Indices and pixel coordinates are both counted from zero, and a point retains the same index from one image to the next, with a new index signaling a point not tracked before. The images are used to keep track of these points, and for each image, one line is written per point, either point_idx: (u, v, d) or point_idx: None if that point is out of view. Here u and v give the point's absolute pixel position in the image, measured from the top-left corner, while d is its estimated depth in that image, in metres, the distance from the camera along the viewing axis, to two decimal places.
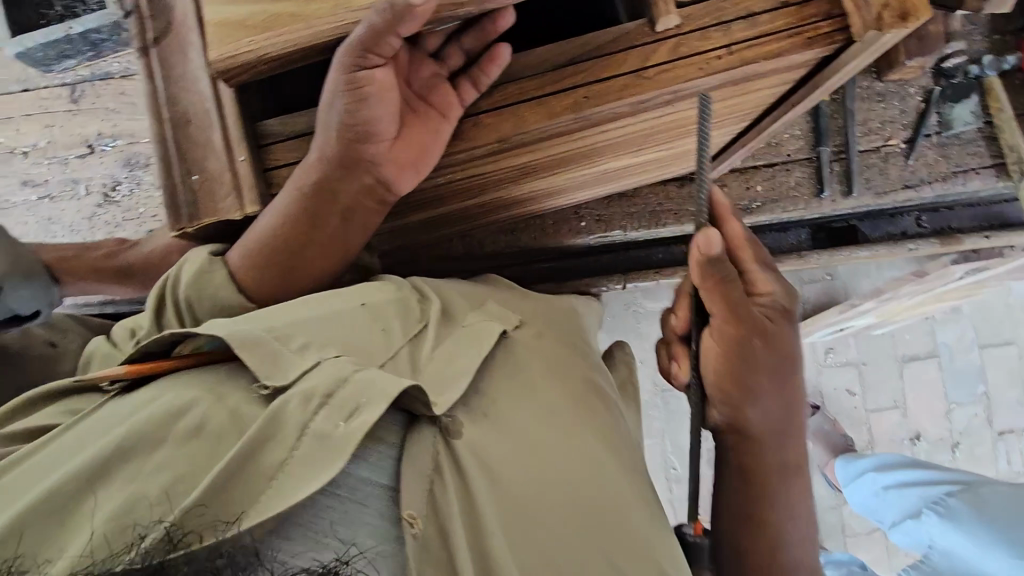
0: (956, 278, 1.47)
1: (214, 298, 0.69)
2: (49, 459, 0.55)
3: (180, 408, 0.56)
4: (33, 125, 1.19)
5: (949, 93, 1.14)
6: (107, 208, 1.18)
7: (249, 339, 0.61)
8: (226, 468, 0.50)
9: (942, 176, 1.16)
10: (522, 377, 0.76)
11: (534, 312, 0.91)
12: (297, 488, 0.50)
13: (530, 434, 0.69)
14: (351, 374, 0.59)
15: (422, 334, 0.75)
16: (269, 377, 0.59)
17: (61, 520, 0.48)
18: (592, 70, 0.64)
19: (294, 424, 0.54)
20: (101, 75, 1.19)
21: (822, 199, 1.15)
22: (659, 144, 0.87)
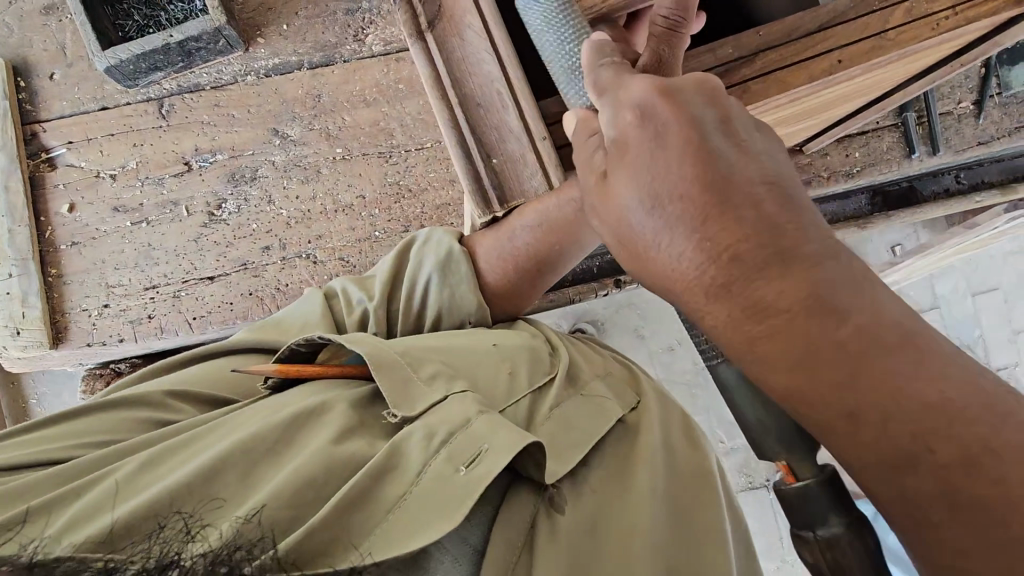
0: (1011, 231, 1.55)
1: (454, 292, 0.75)
2: (184, 453, 0.59)
3: (320, 407, 0.63)
4: (119, 146, 1.10)
5: (1006, 57, 1.20)
6: (213, 227, 1.09)
7: (385, 361, 0.66)
8: (351, 495, 0.54)
9: (1009, 133, 1.23)
10: (643, 459, 0.67)
11: (642, 381, 0.81)
12: (412, 531, 0.52)
13: (628, 514, 0.63)
14: (472, 416, 0.61)
15: (547, 388, 0.72)
16: (397, 406, 0.62)
17: (207, 495, 0.54)
18: (842, 35, 0.67)
19: (417, 459, 0.57)
20: (190, 87, 1.11)
21: (912, 160, 1.24)
22: (811, 116, 0.88)
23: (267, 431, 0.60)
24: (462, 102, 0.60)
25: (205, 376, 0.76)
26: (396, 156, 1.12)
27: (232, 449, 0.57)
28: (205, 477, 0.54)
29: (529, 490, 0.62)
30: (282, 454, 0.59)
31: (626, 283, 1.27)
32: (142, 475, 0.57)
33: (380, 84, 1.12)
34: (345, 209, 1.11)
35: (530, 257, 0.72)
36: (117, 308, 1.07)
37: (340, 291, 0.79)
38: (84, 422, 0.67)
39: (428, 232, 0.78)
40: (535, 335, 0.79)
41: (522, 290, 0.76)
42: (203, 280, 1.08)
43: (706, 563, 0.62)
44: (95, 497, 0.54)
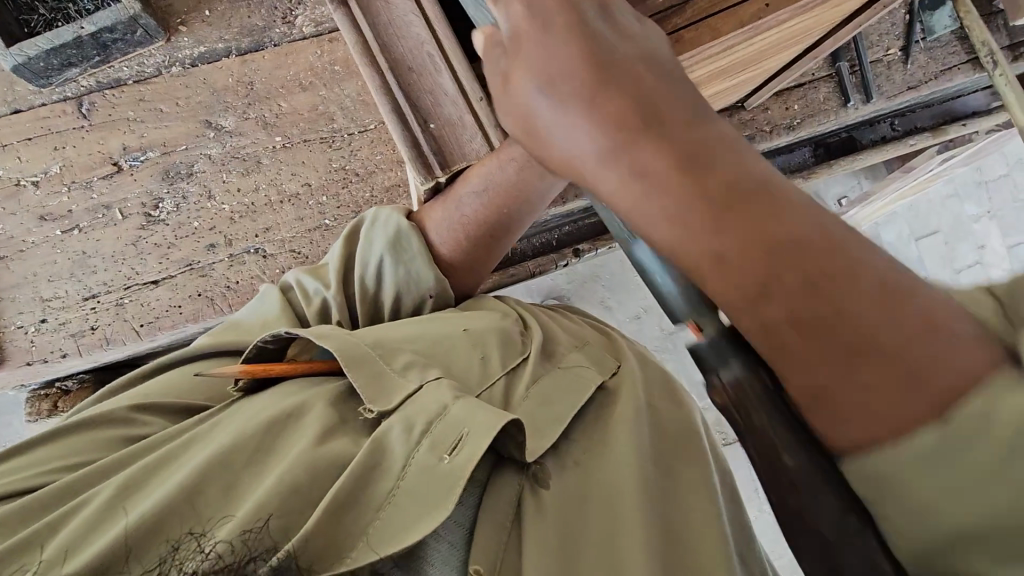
0: (947, 170, 1.62)
1: (409, 268, 0.71)
2: (157, 471, 0.56)
3: (292, 410, 0.60)
4: (39, 150, 1.03)
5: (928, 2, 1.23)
6: (152, 229, 1.04)
7: (353, 356, 0.63)
8: (338, 498, 0.52)
9: (935, 77, 1.27)
10: (621, 421, 0.66)
11: (618, 343, 0.79)
12: (405, 528, 0.51)
13: (611, 476, 0.62)
14: (449, 403, 0.59)
15: (520, 369, 0.70)
16: (373, 401, 0.60)
17: (188, 510, 0.51)
18: None
19: (400, 452, 0.56)
20: (110, 83, 1.05)
21: (848, 108, 1.27)
22: (747, 67, 0.89)
23: (241, 442, 0.56)
24: (394, 65, 0.59)
25: (167, 387, 0.69)
26: (339, 140, 1.09)
27: (204, 465, 0.54)
28: (185, 491, 0.51)
29: (513, 469, 0.61)
30: (260, 459, 0.56)
31: (585, 252, 1.28)
32: (118, 503, 0.52)
33: (314, 66, 1.09)
34: (292, 198, 1.07)
35: (484, 222, 0.70)
36: (56, 321, 1.01)
37: (295, 284, 0.76)
38: (42, 451, 0.60)
39: (374, 209, 0.74)
40: (506, 318, 0.76)
41: (479, 259, 0.74)
42: (147, 285, 1.03)
43: (692, 509, 0.63)
44: (78, 525, 0.50)
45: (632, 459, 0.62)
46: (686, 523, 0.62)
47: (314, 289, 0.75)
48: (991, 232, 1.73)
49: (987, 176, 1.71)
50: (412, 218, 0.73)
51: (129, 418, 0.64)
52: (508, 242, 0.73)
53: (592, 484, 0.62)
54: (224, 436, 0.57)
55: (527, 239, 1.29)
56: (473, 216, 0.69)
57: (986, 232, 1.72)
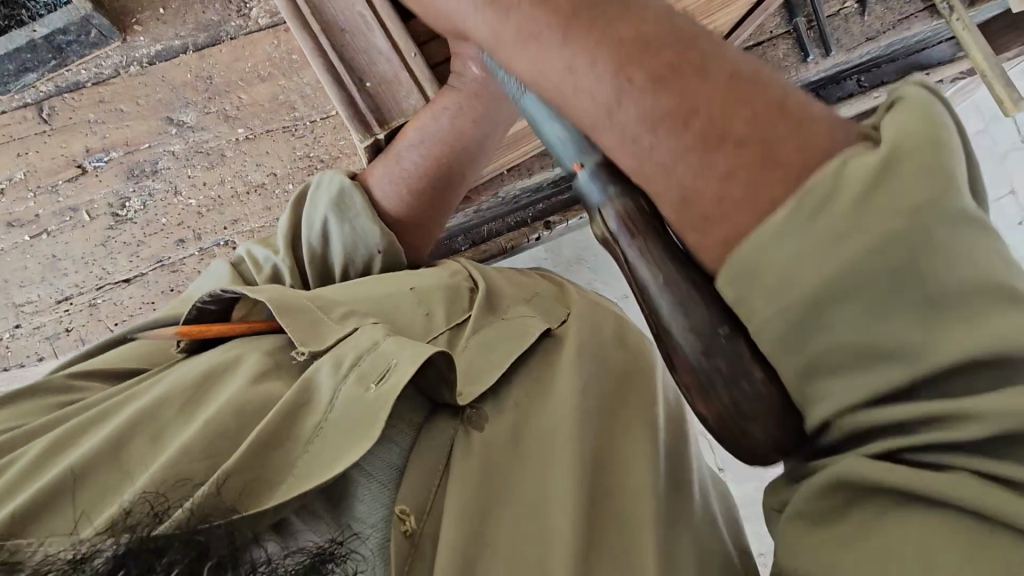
0: None
1: (355, 224, 0.71)
2: (87, 426, 0.56)
3: (226, 369, 0.62)
4: (3, 157, 1.04)
5: None
6: (120, 228, 1.05)
7: (290, 307, 0.65)
8: (262, 439, 0.52)
9: (892, 26, 1.27)
10: (566, 361, 0.66)
11: (568, 291, 0.79)
12: (326, 460, 0.51)
13: (549, 414, 0.62)
14: (380, 340, 0.60)
15: (463, 323, 0.71)
16: (304, 343, 0.62)
17: (116, 464, 0.51)
18: None
19: (327, 389, 0.57)
20: (69, 86, 1.05)
21: (809, 63, 1.28)
22: (695, 23, 0.89)
23: (175, 394, 0.58)
24: (326, 27, 0.64)
25: (119, 356, 0.72)
26: (301, 128, 1.09)
27: (137, 418, 0.55)
28: (115, 441, 0.53)
29: (448, 414, 0.63)
30: (192, 409, 0.57)
31: (556, 224, 1.29)
32: (40, 464, 0.52)
33: (271, 57, 1.09)
34: (258, 189, 1.08)
35: (429, 176, 0.70)
36: (31, 325, 1.02)
37: (246, 254, 0.77)
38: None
39: (310, 183, 0.75)
40: (453, 275, 0.77)
41: (425, 213, 0.73)
42: (119, 283, 1.04)
43: (632, 440, 0.62)
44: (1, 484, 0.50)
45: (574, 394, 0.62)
46: (624, 456, 0.61)
47: (264, 256, 0.76)
48: None
49: None
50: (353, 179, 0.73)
51: (73, 386, 0.66)
52: (455, 195, 0.73)
53: (532, 422, 0.62)
54: (151, 395, 0.58)
55: (501, 218, 1.30)
56: (416, 171, 0.70)
57: None
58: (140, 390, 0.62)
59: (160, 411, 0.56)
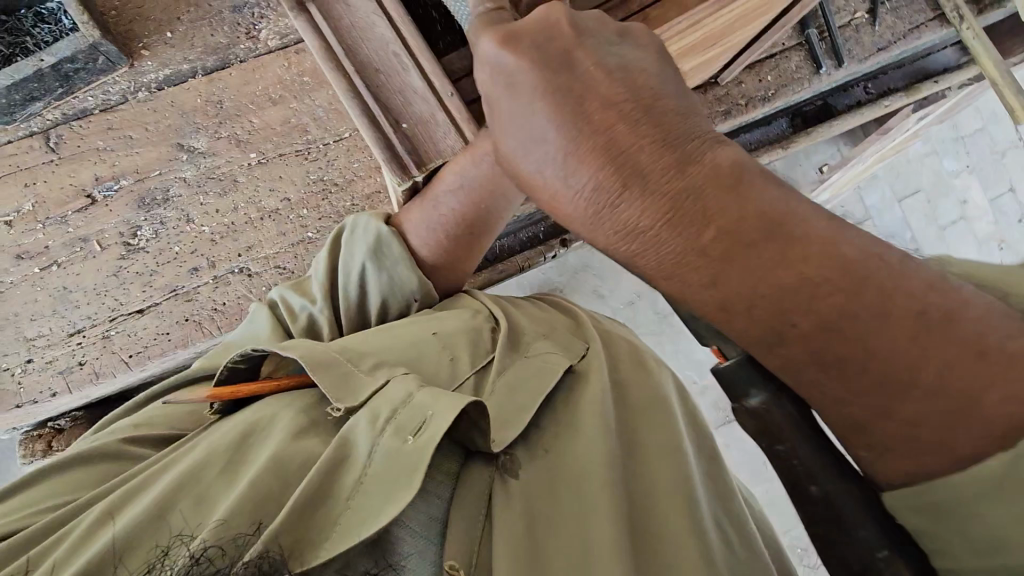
0: (924, 128, 1.62)
1: (388, 270, 0.72)
2: (130, 491, 0.56)
3: (262, 423, 0.61)
4: (11, 188, 1.01)
5: None
6: (132, 257, 1.02)
7: (324, 359, 0.64)
8: (302, 495, 0.52)
9: (904, 37, 1.27)
10: (587, 406, 0.66)
11: (587, 326, 0.80)
12: (370, 514, 0.51)
13: (580, 458, 0.62)
14: (414, 391, 0.60)
15: (489, 365, 0.70)
16: (341, 399, 0.60)
17: (155, 533, 0.50)
18: None
19: (366, 442, 0.56)
20: (76, 114, 1.03)
21: (821, 75, 1.27)
22: (715, 43, 0.88)
23: (216, 453, 0.57)
24: (360, 69, 0.62)
25: (159, 416, 0.71)
26: (314, 151, 1.07)
27: (178, 483, 0.54)
28: (153, 507, 0.52)
29: (481, 461, 0.62)
30: (233, 468, 0.56)
31: (572, 241, 1.27)
32: (93, 531, 0.52)
33: (283, 79, 1.07)
34: (272, 214, 1.06)
35: (461, 222, 0.71)
36: (42, 360, 1.00)
37: (280, 301, 0.75)
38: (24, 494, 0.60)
39: (340, 224, 0.74)
40: (477, 314, 0.76)
41: (460, 255, 0.74)
42: (132, 314, 1.01)
43: (664, 483, 0.62)
44: (58, 557, 0.50)
45: (600, 439, 0.63)
46: (657, 499, 0.62)
47: (299, 305, 0.73)
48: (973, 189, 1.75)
49: (963, 131, 1.74)
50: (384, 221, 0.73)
51: (119, 451, 0.65)
52: (489, 233, 0.74)
53: (563, 468, 0.62)
54: (193, 455, 0.57)
55: (513, 235, 1.29)
56: (450, 218, 0.70)
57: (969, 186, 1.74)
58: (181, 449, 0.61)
59: (201, 474, 0.55)
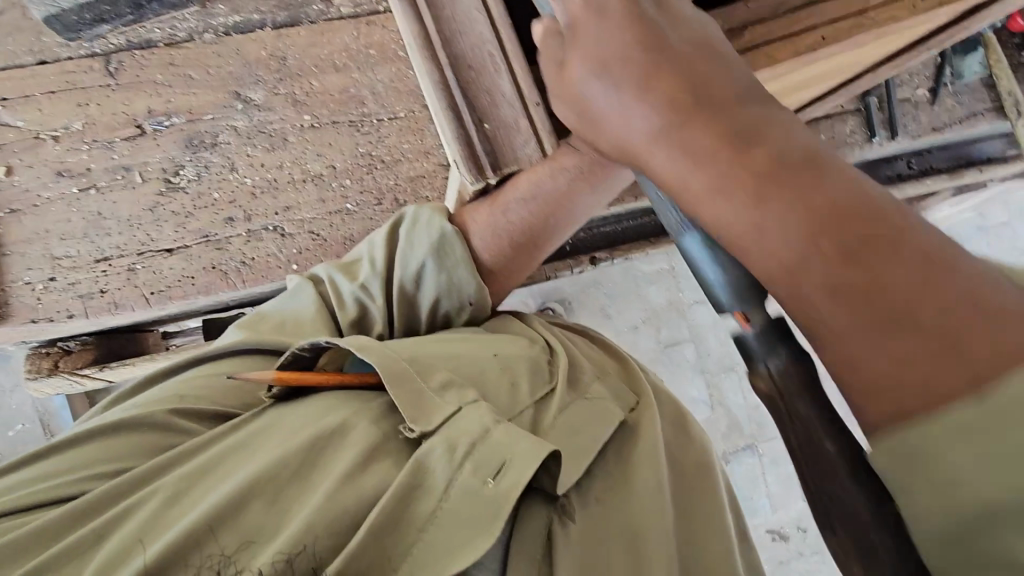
0: (957, 209, 1.61)
1: (451, 274, 0.71)
2: (190, 486, 0.56)
3: (334, 427, 0.59)
4: (62, 104, 1.01)
5: (959, 47, 1.23)
6: (171, 196, 1.02)
7: (393, 372, 0.61)
8: (380, 521, 0.52)
9: (959, 121, 1.27)
10: (644, 462, 0.66)
11: (634, 369, 0.79)
12: (447, 558, 0.52)
13: (639, 510, 0.63)
14: (492, 426, 0.58)
15: (550, 397, 0.68)
16: (416, 421, 0.59)
17: (212, 535, 0.51)
18: (826, 12, 0.68)
19: (443, 476, 0.55)
20: (141, 43, 1.03)
21: (873, 143, 1.26)
22: (789, 96, 0.88)
23: (285, 455, 0.56)
24: (453, 62, 0.58)
25: (206, 390, 0.68)
26: (368, 124, 1.07)
27: (245, 485, 0.53)
28: (215, 511, 0.52)
29: (541, 499, 0.61)
30: (299, 477, 0.56)
31: (601, 260, 1.27)
32: (166, 510, 0.54)
33: (349, 48, 1.07)
34: (315, 178, 1.06)
35: (528, 231, 0.71)
36: (65, 281, 0.99)
37: (327, 279, 0.76)
38: (88, 451, 0.60)
39: (398, 213, 0.74)
40: (533, 343, 0.74)
41: (517, 262, 0.74)
42: (161, 253, 1.01)
43: (711, 551, 0.64)
44: (113, 546, 0.51)
45: (656, 494, 0.64)
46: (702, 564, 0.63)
47: (348, 291, 0.74)
48: None
49: (988, 221, 1.74)
50: (450, 220, 0.72)
51: (170, 426, 0.63)
52: (548, 247, 0.74)
53: (619, 524, 0.62)
54: (272, 449, 0.57)
55: None
56: (517, 224, 0.70)
57: None
58: (242, 437, 0.60)
59: (269, 478, 0.54)
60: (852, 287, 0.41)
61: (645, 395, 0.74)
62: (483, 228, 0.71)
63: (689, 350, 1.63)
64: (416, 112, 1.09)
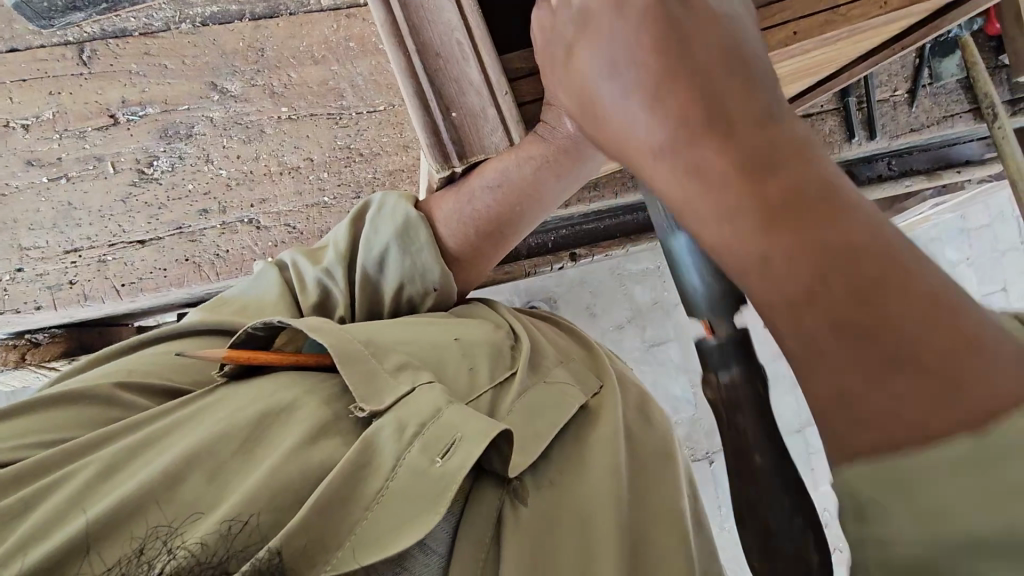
0: (937, 211, 1.62)
1: (414, 260, 0.71)
2: (139, 454, 0.54)
3: (284, 404, 0.58)
4: (33, 92, 0.99)
5: (938, 49, 1.23)
6: (143, 186, 1.01)
7: (346, 353, 0.61)
8: (327, 495, 0.51)
9: (936, 122, 1.28)
10: (601, 445, 0.65)
11: (601, 359, 0.77)
12: (391, 532, 0.50)
13: (593, 497, 0.61)
14: (443, 406, 0.57)
15: (509, 381, 0.67)
16: (365, 399, 0.58)
17: (157, 502, 0.49)
18: (798, 7, 0.68)
19: (391, 452, 0.54)
20: (115, 32, 1.01)
21: (852, 144, 1.28)
22: None
23: (233, 432, 0.55)
24: (420, 48, 0.57)
25: (155, 362, 0.66)
26: (347, 117, 1.07)
27: (191, 455, 0.52)
28: (163, 478, 0.50)
29: (492, 483, 0.59)
30: (245, 452, 0.54)
31: (581, 257, 1.27)
32: (108, 477, 0.52)
33: (328, 41, 1.06)
34: (292, 171, 1.05)
35: (495, 218, 0.70)
36: (33, 272, 0.98)
37: (291, 264, 0.75)
38: (27, 419, 0.58)
39: (360, 201, 0.74)
40: (497, 328, 0.74)
41: (483, 252, 0.74)
42: (132, 244, 1.00)
43: (671, 546, 0.62)
44: (48, 514, 0.48)
45: (613, 481, 0.62)
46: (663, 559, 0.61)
47: (310, 275, 0.73)
48: (968, 279, 1.77)
49: (969, 223, 1.75)
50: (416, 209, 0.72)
51: (114, 396, 0.61)
52: (513, 240, 0.74)
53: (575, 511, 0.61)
54: (217, 421, 0.56)
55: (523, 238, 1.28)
56: (484, 211, 0.70)
57: (963, 277, 1.76)
58: (189, 411, 0.59)
59: (217, 451, 0.53)
60: (855, 324, 0.32)
61: (607, 384, 0.72)
62: (450, 216, 0.71)
63: (672, 349, 1.63)
64: (396, 106, 1.08)
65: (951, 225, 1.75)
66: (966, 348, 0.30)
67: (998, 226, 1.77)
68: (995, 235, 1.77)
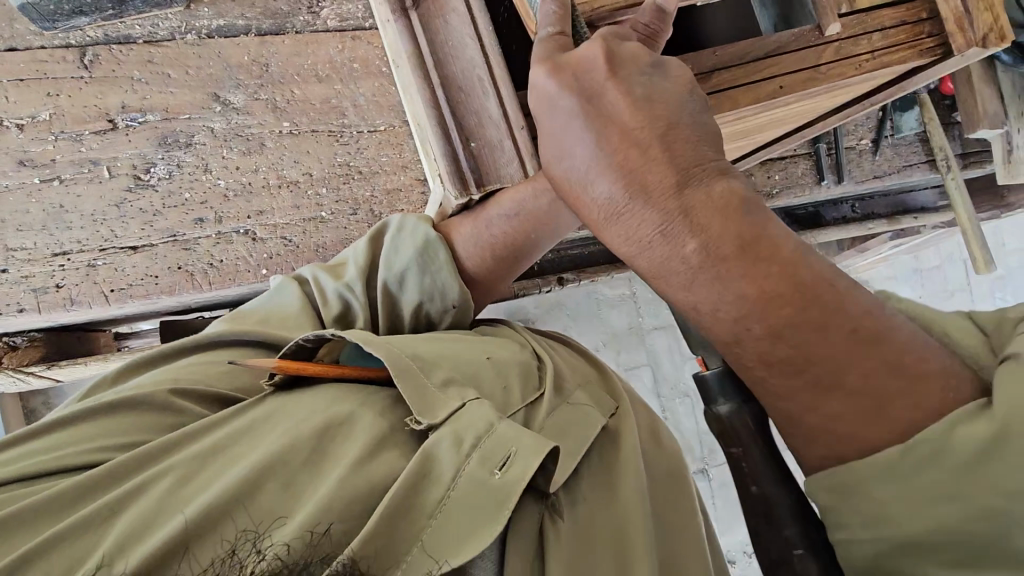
0: (893, 252, 1.74)
1: (435, 277, 0.73)
2: (207, 466, 0.54)
3: (340, 417, 0.59)
4: (30, 92, 0.98)
5: (898, 104, 1.34)
6: (139, 193, 1.01)
7: (391, 367, 0.62)
8: (395, 504, 0.52)
9: (898, 170, 1.38)
10: (626, 460, 0.67)
11: (614, 381, 0.81)
12: (457, 542, 0.51)
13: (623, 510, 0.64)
14: (496, 421, 0.59)
15: (539, 401, 0.69)
16: (423, 413, 0.59)
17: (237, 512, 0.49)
18: (786, 64, 0.74)
19: (450, 464, 0.55)
20: (119, 38, 1.02)
21: (823, 186, 1.37)
22: (748, 137, 0.95)
23: (298, 445, 0.55)
24: (444, 81, 0.61)
25: (196, 372, 0.66)
26: (347, 135, 1.09)
27: (262, 466, 0.52)
28: (240, 488, 0.50)
29: (532, 498, 0.60)
30: (312, 467, 0.55)
31: (569, 281, 1.31)
32: (179, 488, 0.52)
33: (333, 60, 1.09)
34: (291, 184, 1.06)
35: (511, 243, 0.73)
36: (17, 273, 0.96)
37: (311, 279, 0.77)
38: (76, 432, 0.58)
39: (385, 220, 0.76)
40: (523, 350, 0.77)
41: (499, 274, 0.77)
42: (124, 250, 0.99)
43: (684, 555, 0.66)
44: (126, 524, 0.48)
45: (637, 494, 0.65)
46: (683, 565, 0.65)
47: (331, 288, 0.74)
48: None
49: (921, 264, 1.87)
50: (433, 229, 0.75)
51: (172, 406, 0.61)
52: (527, 260, 0.78)
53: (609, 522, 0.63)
54: (280, 434, 0.56)
55: None
56: (499, 237, 0.73)
57: None
58: (247, 424, 0.59)
59: (288, 465, 0.54)
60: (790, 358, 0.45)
61: (624, 406, 0.76)
62: (467, 239, 0.74)
63: (647, 374, 1.69)
64: (396, 127, 1.11)
65: (905, 265, 1.87)
66: (877, 346, 0.43)
67: (946, 268, 1.90)
68: (943, 276, 1.89)
